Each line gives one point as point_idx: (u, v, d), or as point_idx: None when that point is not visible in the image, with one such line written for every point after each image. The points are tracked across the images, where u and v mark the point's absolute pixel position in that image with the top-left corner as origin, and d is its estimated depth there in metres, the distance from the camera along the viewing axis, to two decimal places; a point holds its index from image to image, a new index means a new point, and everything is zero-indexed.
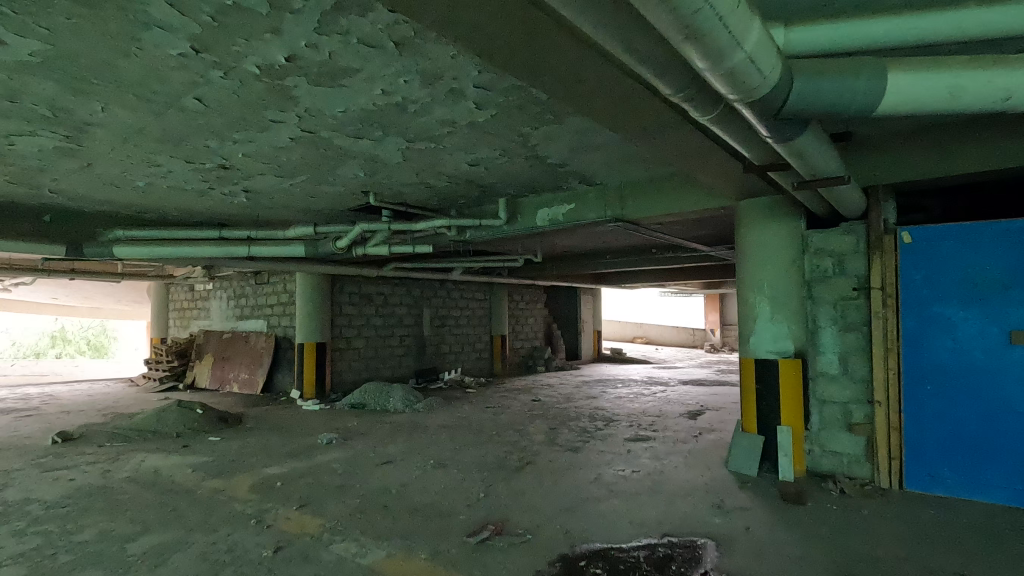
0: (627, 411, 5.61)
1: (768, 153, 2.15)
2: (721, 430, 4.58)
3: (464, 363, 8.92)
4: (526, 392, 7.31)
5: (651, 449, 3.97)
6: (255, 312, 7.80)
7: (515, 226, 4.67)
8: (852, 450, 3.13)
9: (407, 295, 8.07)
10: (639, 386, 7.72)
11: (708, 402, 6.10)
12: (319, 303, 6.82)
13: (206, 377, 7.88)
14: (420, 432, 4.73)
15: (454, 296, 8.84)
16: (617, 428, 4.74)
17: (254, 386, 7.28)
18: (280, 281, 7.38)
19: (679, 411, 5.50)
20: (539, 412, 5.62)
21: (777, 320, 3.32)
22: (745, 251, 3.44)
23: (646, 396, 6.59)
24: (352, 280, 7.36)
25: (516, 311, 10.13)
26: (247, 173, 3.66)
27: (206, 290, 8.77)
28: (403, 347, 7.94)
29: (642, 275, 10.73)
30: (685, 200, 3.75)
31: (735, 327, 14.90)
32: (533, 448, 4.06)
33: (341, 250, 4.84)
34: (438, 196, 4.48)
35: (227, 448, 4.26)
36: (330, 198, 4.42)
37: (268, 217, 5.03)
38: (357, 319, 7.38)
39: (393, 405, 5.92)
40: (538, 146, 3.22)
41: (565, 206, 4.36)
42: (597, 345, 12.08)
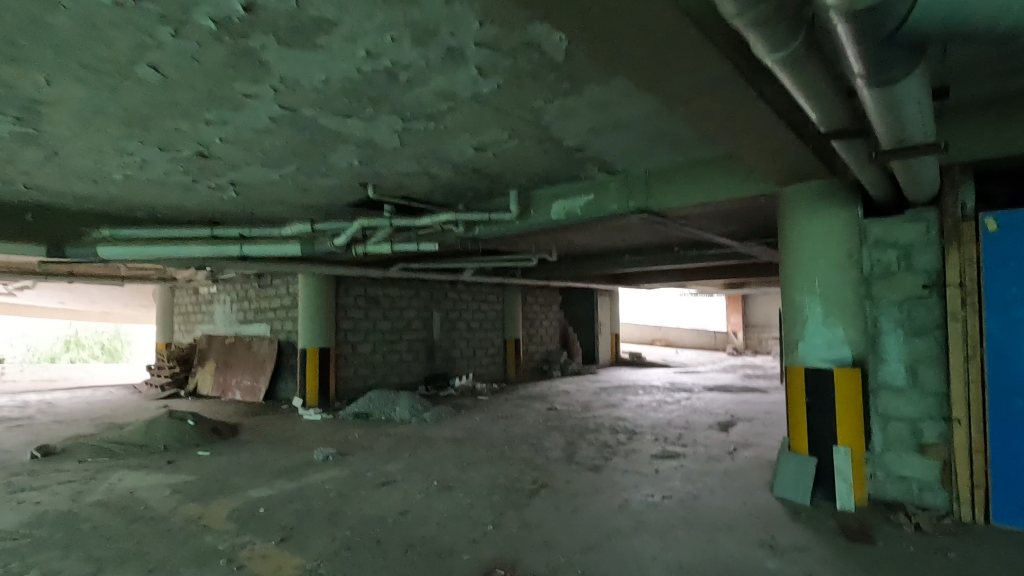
0: (651, 422, 5.16)
1: (841, 115, 1.73)
2: (758, 446, 4.12)
3: (475, 368, 8.53)
4: (541, 400, 6.89)
5: (682, 469, 3.53)
6: (258, 316, 7.49)
7: (529, 221, 4.26)
8: (924, 475, 2.67)
9: (415, 297, 7.70)
10: (661, 393, 7.26)
11: (740, 411, 5.62)
12: (323, 306, 6.48)
13: (207, 384, 7.58)
14: (426, 446, 4.35)
15: (465, 299, 8.45)
16: (642, 443, 4.30)
17: (257, 393, 6.95)
18: (283, 284, 7.06)
19: (708, 423, 5.03)
20: (555, 423, 5.21)
21: (831, 323, 2.87)
22: (793, 244, 3.00)
23: (671, 405, 6.13)
24: (358, 282, 7.01)
25: (530, 314, 9.72)
26: (230, 162, 3.31)
27: (209, 293, 8.50)
28: (411, 352, 7.58)
29: (662, 275, 10.26)
30: (720, 188, 3.32)
31: (758, 330, 14.34)
32: (549, 466, 3.65)
33: (339, 249, 4.47)
34: (443, 189, 4.09)
35: (216, 465, 3.92)
36: (327, 192, 4.06)
37: (263, 214, 4.69)
38: (363, 323, 7.04)
39: (399, 415, 5.54)
40: (553, 126, 2.82)
41: (583, 198, 3.95)
42: (615, 349, 11.61)
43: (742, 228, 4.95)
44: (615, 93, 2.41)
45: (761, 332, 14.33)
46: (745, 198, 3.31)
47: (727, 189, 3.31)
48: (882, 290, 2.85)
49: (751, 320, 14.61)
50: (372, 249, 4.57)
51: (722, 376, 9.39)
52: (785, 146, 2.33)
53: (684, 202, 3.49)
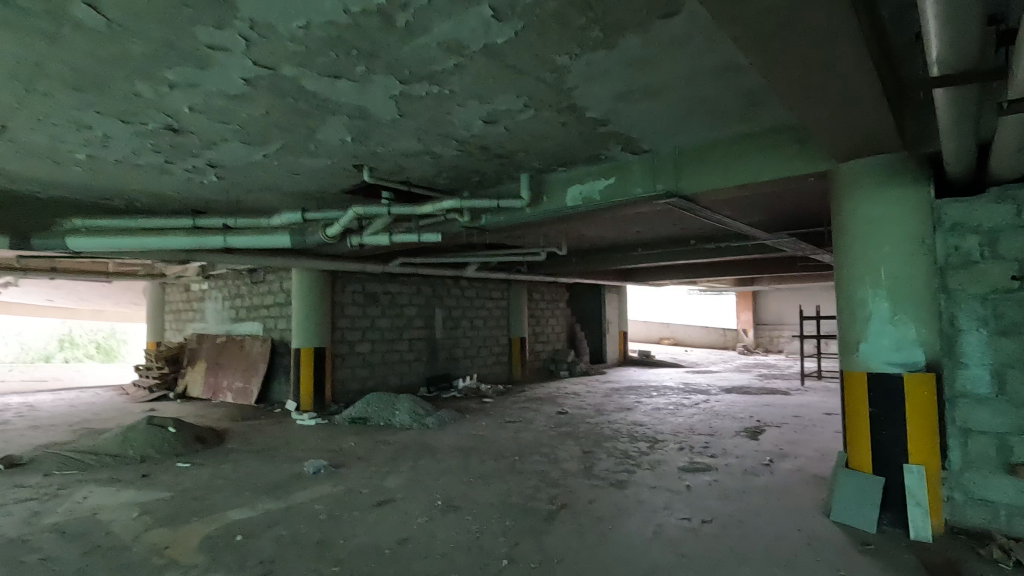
0: (672, 428, 4.77)
1: (969, 48, 1.33)
2: (796, 457, 3.72)
3: (479, 369, 8.13)
4: (550, 402, 6.50)
5: (718, 486, 3.13)
6: (251, 314, 7.10)
7: (542, 208, 3.86)
8: (1014, 500, 2.29)
9: (417, 294, 7.30)
10: (677, 395, 6.86)
11: (766, 416, 5.22)
12: (319, 304, 6.09)
13: (198, 386, 7.18)
14: (429, 456, 3.95)
15: (469, 295, 8.05)
16: (666, 453, 3.90)
17: (249, 396, 6.56)
18: (276, 280, 6.67)
19: (735, 429, 4.63)
20: (568, 429, 4.82)
21: (901, 321, 2.46)
22: (853, 228, 2.60)
23: (690, 409, 5.73)
24: (356, 277, 6.61)
25: (536, 311, 9.32)
26: (206, 138, 2.91)
27: (201, 290, 8.11)
28: (412, 351, 7.18)
29: (672, 270, 9.86)
30: (763, 168, 2.93)
31: (770, 327, 13.96)
32: (567, 481, 3.25)
33: (333, 240, 4.10)
34: (447, 172, 3.69)
35: (196, 479, 3.53)
36: (319, 175, 3.67)
37: (250, 202, 4.29)
38: (361, 321, 6.64)
39: (399, 420, 5.15)
40: (577, 90, 2.42)
41: (603, 181, 3.56)
42: (624, 347, 11.21)
43: (771, 217, 4.54)
44: (656, 45, 2.01)
45: (773, 330, 13.95)
46: (792, 179, 2.91)
47: (772, 169, 2.91)
48: (960, 282, 2.46)
49: (761, 318, 14.21)
50: (367, 240, 4.19)
51: (737, 376, 8.99)
52: (862, 103, 1.93)
53: (720, 185, 3.10)
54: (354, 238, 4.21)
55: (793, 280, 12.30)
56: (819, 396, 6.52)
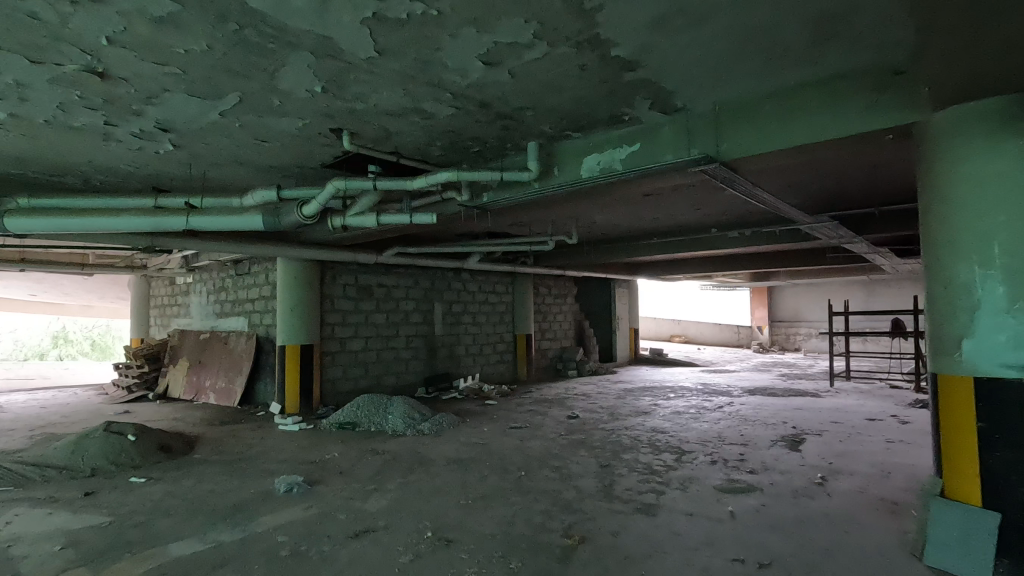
0: (699, 437, 4.22)
1: None
2: (850, 474, 3.16)
3: (482, 368, 7.61)
4: (559, 404, 5.97)
5: (767, 514, 2.58)
6: (236, 308, 6.59)
7: (552, 183, 3.33)
8: None
9: (415, 287, 6.78)
10: (696, 397, 6.32)
11: (801, 422, 4.67)
12: (306, 298, 5.57)
13: (179, 386, 6.68)
14: (422, 470, 3.42)
15: (471, 289, 7.53)
16: (696, 468, 3.36)
17: (232, 397, 6.05)
18: (262, 271, 6.16)
19: (770, 439, 4.08)
20: (581, 436, 4.30)
21: (1019, 310, 1.92)
22: (954, 191, 2.08)
23: (714, 414, 5.18)
24: (348, 268, 6.10)
25: (543, 306, 8.77)
26: (143, 89, 2.38)
27: (185, 283, 7.61)
28: (410, 349, 6.66)
29: (686, 263, 9.31)
30: (829, 124, 2.39)
31: (786, 324, 13.41)
32: (583, 505, 2.72)
33: (311, 221, 3.58)
34: (442, 140, 3.15)
35: (147, 498, 3.01)
36: (292, 143, 3.14)
37: (219, 178, 3.76)
38: (354, 316, 6.12)
39: (391, 425, 4.63)
40: (602, 12, 1.87)
41: (625, 149, 3.02)
42: (634, 345, 10.67)
43: (810, 196, 4.00)
44: None
45: (789, 327, 13.40)
46: (863, 137, 2.37)
47: (839, 124, 2.37)
48: None
49: (777, 314, 13.62)
50: (351, 221, 3.66)
51: (757, 376, 8.42)
52: None
53: (771, 148, 2.56)
54: (336, 219, 3.68)
55: (811, 275, 11.71)
56: (852, 399, 5.94)
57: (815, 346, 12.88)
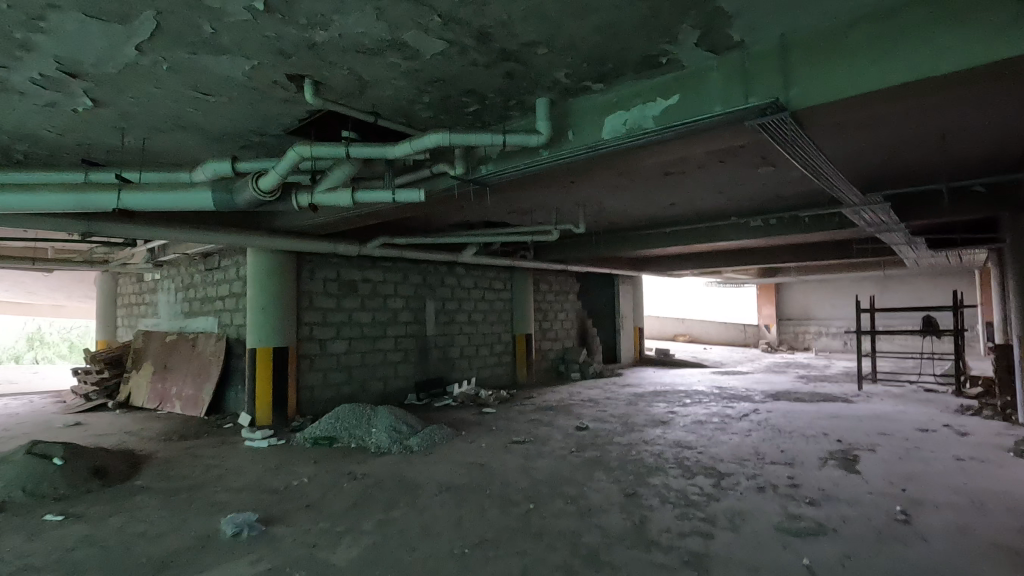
0: (732, 454, 3.62)
1: None
2: (937, 507, 2.56)
3: (478, 371, 6.99)
4: (565, 412, 5.37)
5: (856, 570, 1.97)
6: (205, 307, 5.94)
7: (565, 149, 2.71)
8: None
9: (404, 283, 6.15)
10: (715, 402, 5.73)
11: (844, 434, 4.08)
12: (281, 295, 4.93)
13: (143, 395, 6.01)
14: (408, 502, 2.80)
15: (466, 285, 6.90)
16: (742, 497, 2.75)
17: (199, 406, 5.40)
18: (232, 265, 5.51)
19: (817, 456, 3.48)
20: (595, 453, 3.70)
21: None
22: None
23: (742, 424, 4.58)
24: (328, 261, 5.46)
25: (544, 304, 8.15)
26: (21, 5, 1.75)
27: (152, 280, 6.94)
28: (398, 351, 6.03)
29: (695, 259, 8.74)
30: (945, 52, 1.79)
31: (795, 322, 12.89)
32: (612, 556, 2.11)
33: (268, 198, 2.92)
34: (430, 94, 2.53)
35: (59, 544, 2.38)
36: (242, 97, 2.51)
37: (162, 148, 3.12)
38: (335, 315, 5.48)
39: (374, 441, 4.01)
40: None
41: (659, 102, 2.41)
42: (639, 344, 10.08)
43: (864, 169, 3.41)
44: None
45: (797, 325, 12.87)
46: (992, 70, 1.77)
47: (961, 52, 1.77)
48: None
49: (785, 312, 13.09)
50: (319, 196, 3.01)
51: (773, 378, 7.84)
52: None
53: (860, 89, 1.95)
54: (300, 195, 3.02)
55: (824, 271, 11.17)
56: (889, 405, 5.37)
57: (825, 345, 12.37)
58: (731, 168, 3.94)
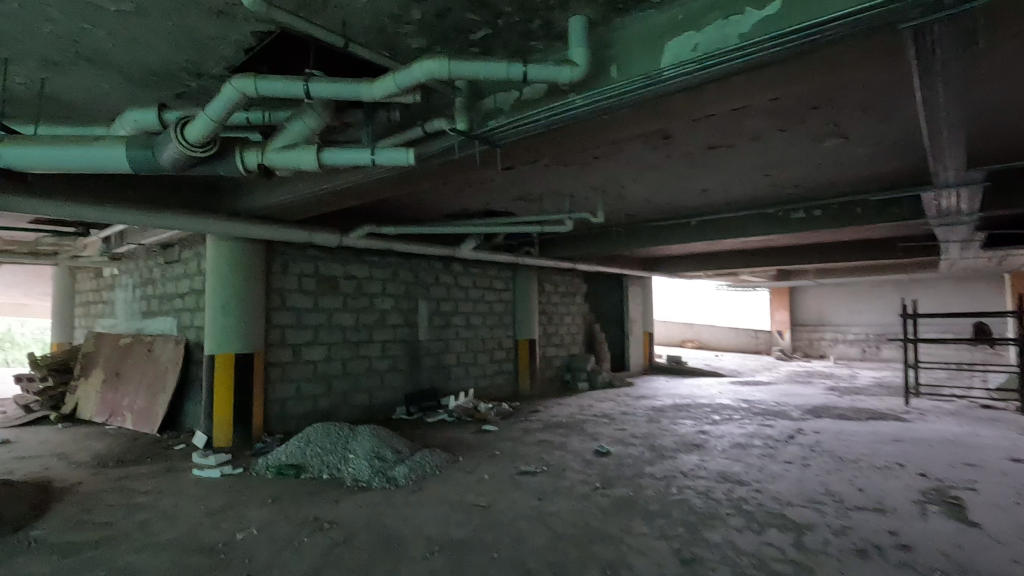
0: (799, 493, 2.89)
1: None
2: None
3: (477, 380, 6.23)
4: (580, 430, 4.63)
5: None
6: (164, 305, 5.16)
7: (607, 86, 1.97)
8: None
9: (393, 280, 5.40)
10: (749, 419, 5.01)
11: (925, 466, 3.35)
12: (245, 291, 4.16)
13: (90, 407, 5.23)
14: (387, 571, 2.06)
15: (463, 284, 6.16)
16: (844, 570, 2.02)
17: (151, 421, 4.61)
18: (193, 257, 4.74)
19: (910, 499, 2.76)
20: (627, 491, 2.95)
21: None
22: None
23: (792, 450, 3.85)
24: (305, 253, 4.70)
25: (549, 306, 7.41)
26: None
27: (110, 276, 6.16)
28: (386, 358, 5.27)
29: (711, 258, 8.05)
30: None
31: (809, 328, 12.24)
32: None
33: (200, 154, 2.11)
34: (422, 4, 1.79)
35: None
36: (155, 3, 1.77)
37: (68, 93, 2.36)
38: (313, 315, 4.73)
39: (351, 471, 3.26)
40: None
41: (750, 9, 1.68)
42: (649, 351, 9.36)
43: (972, 134, 2.70)
44: None
45: (812, 331, 12.21)
46: None
47: None
48: None
49: (798, 318, 12.43)
50: (273, 156, 2.23)
51: (801, 390, 7.13)
52: None
53: None
54: (247, 154, 2.25)
55: (843, 274, 10.51)
56: (952, 425, 4.66)
57: (842, 352, 11.72)
58: (791, 140, 3.23)
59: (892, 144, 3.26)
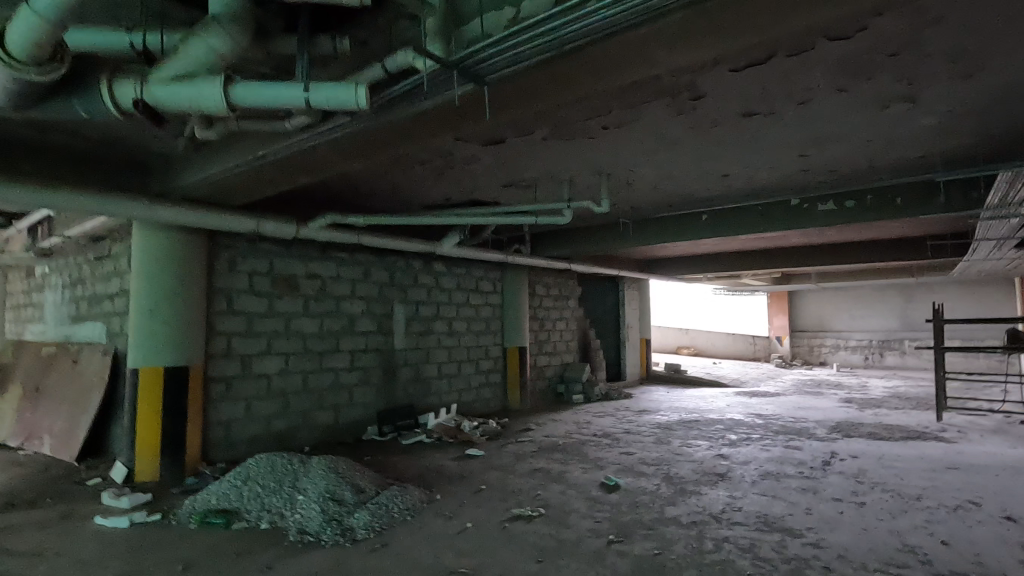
0: (871, 548, 2.27)
1: None
2: None
3: (461, 394, 5.55)
4: (580, 455, 3.97)
5: None
6: (93, 309, 4.41)
7: None
8: None
9: (365, 280, 4.71)
10: (771, 440, 4.39)
11: (1007, 505, 2.75)
12: (179, 292, 3.44)
13: (5, 429, 4.45)
14: None
15: (445, 285, 5.48)
16: None
17: (70, 446, 3.87)
18: (125, 252, 4.01)
19: (1017, 560, 2.14)
20: (652, 548, 2.30)
21: None
22: None
23: (835, 482, 3.24)
24: (258, 248, 4.00)
25: (541, 311, 6.76)
26: None
27: (41, 275, 5.38)
28: (356, 370, 4.57)
29: (715, 260, 7.48)
30: None
31: (809, 334, 11.76)
32: None
33: (38, 72, 1.47)
34: None
35: None
36: None
37: None
38: (266, 320, 4.02)
39: (298, 518, 2.57)
40: None
41: None
42: (646, 359, 8.75)
43: None
44: None
45: (811, 337, 11.74)
46: None
47: None
48: None
49: (798, 323, 11.93)
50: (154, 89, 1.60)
51: (815, 402, 6.55)
52: None
53: None
54: (118, 85, 1.64)
55: (848, 278, 10.03)
56: (1004, 447, 4.09)
57: (845, 360, 11.23)
58: (848, 103, 2.62)
59: (967, 111, 2.67)
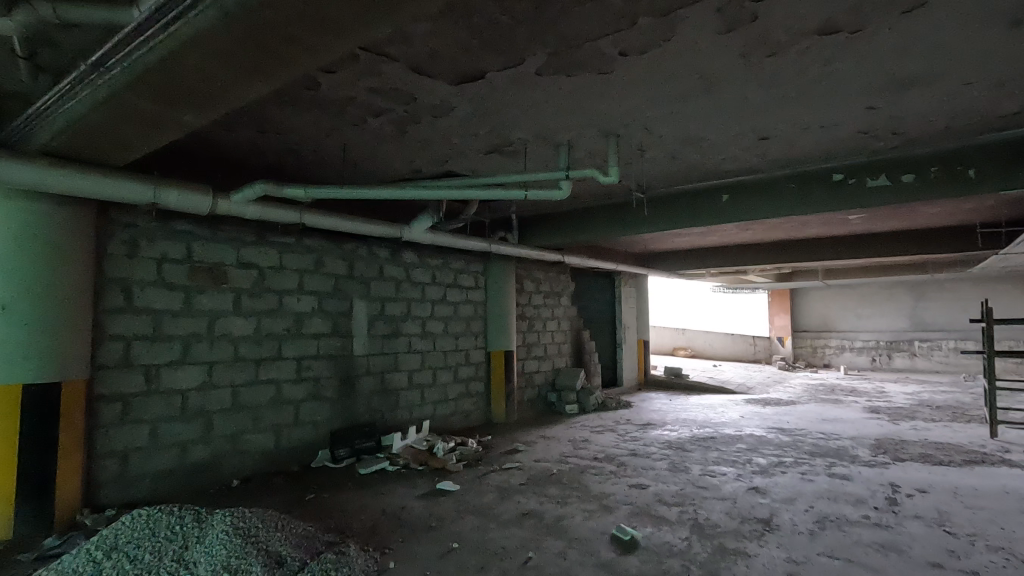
0: None
1: None
2: None
3: (436, 407, 4.72)
4: (579, 489, 3.17)
5: None
6: None
7: None
8: None
9: (316, 272, 3.86)
10: (808, 465, 3.62)
11: None
12: (48, 284, 2.55)
13: None
14: None
15: (417, 279, 4.64)
16: None
17: None
18: None
19: None
20: None
21: None
22: None
23: (919, 532, 2.47)
24: (171, 229, 3.14)
25: (530, 310, 5.95)
26: None
27: None
28: (303, 382, 3.71)
29: (723, 253, 6.72)
30: None
31: (813, 334, 11.10)
32: None
33: None
34: None
35: None
36: None
37: None
38: (182, 321, 3.15)
39: None
40: None
41: None
42: (644, 362, 7.99)
43: None
44: None
45: (815, 338, 11.08)
46: None
47: None
48: None
49: (800, 323, 11.27)
50: None
51: (837, 412, 5.83)
52: None
53: None
54: None
55: (858, 276, 9.36)
56: None
57: (850, 362, 10.59)
58: (972, 14, 1.84)
59: None
